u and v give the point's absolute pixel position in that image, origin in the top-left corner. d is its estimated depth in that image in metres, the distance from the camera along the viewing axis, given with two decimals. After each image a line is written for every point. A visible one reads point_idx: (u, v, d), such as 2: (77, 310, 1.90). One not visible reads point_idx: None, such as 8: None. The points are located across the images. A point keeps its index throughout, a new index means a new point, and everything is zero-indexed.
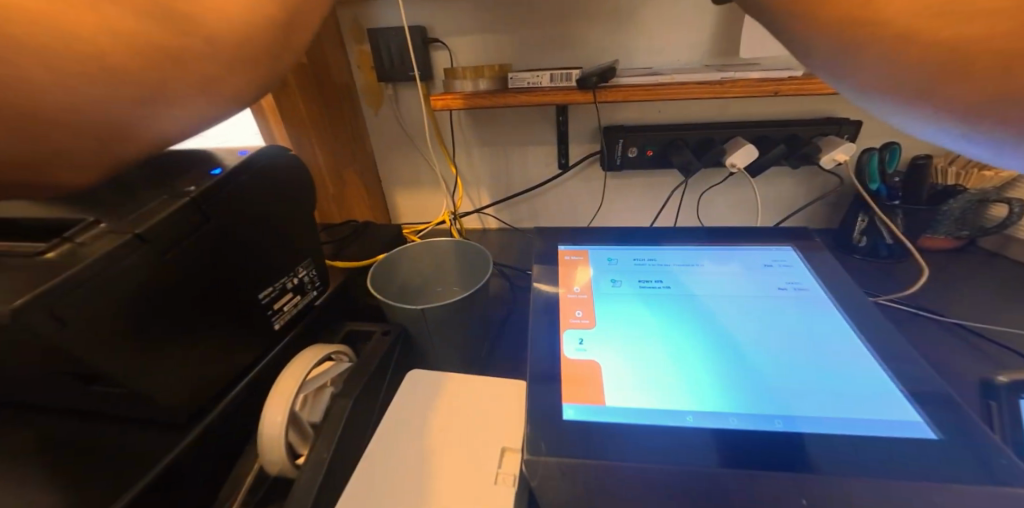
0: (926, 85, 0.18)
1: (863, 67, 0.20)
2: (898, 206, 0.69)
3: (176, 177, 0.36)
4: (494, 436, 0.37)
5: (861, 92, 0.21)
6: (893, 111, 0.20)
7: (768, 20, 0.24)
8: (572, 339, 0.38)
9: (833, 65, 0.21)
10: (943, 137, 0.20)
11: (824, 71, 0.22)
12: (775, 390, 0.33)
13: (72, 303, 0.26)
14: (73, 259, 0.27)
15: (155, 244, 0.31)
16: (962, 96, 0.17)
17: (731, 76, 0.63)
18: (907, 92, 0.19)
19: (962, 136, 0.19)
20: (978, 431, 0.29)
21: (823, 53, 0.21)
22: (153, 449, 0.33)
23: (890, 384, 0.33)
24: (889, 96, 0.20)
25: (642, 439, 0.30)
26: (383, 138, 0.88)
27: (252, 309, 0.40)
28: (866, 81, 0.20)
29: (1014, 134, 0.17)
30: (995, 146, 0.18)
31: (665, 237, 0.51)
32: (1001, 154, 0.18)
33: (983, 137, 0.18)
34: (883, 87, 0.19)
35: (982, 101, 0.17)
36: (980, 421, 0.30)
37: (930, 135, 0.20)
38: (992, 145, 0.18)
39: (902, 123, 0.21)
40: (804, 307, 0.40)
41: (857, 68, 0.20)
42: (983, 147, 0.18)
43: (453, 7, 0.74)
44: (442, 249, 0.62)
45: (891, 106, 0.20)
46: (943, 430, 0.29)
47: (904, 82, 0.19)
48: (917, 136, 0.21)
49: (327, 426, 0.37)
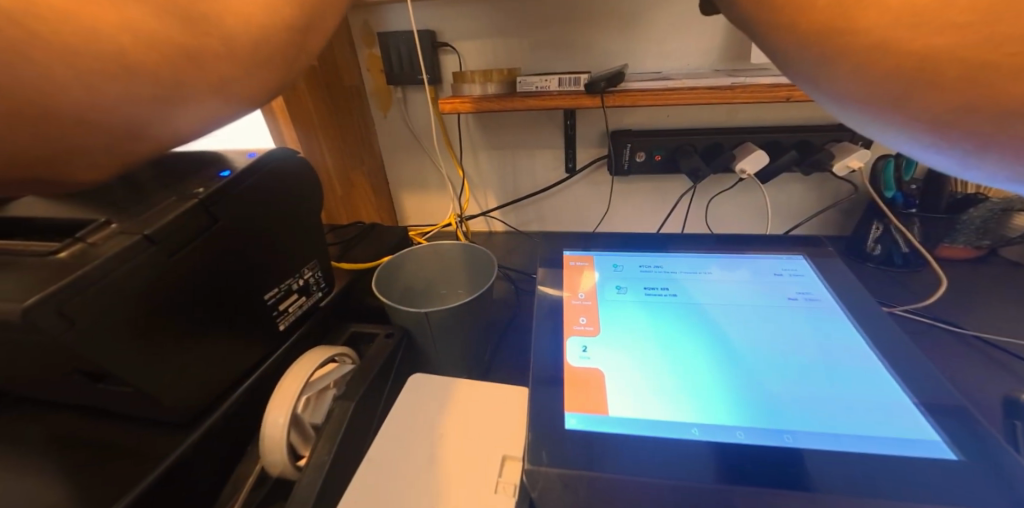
0: (899, 95, 0.18)
1: (840, 79, 0.20)
2: (915, 213, 0.67)
3: (187, 178, 0.37)
4: (496, 443, 0.36)
5: (837, 100, 0.22)
6: (865, 121, 0.21)
7: (756, 27, 0.25)
8: (576, 346, 0.38)
9: (814, 75, 0.22)
10: (913, 148, 0.20)
11: (806, 79, 0.23)
12: (783, 404, 0.32)
13: (82, 304, 0.26)
14: (89, 255, 0.27)
15: (165, 244, 0.31)
16: (933, 106, 0.18)
17: (743, 81, 0.62)
18: (881, 102, 0.19)
19: (934, 145, 0.19)
20: (999, 453, 0.28)
21: (805, 61, 0.22)
22: (158, 448, 0.33)
23: (906, 399, 0.32)
24: (864, 106, 0.20)
25: (647, 454, 0.29)
26: (392, 140, 0.88)
27: (258, 310, 0.40)
28: (842, 91, 0.21)
29: (975, 145, 0.17)
30: (958, 157, 0.19)
31: (672, 244, 0.50)
32: (964, 163, 0.19)
33: (952, 147, 0.18)
34: (859, 97, 0.20)
35: (947, 111, 0.17)
36: (1002, 442, 0.29)
37: (904, 145, 0.21)
38: (956, 155, 0.19)
39: (876, 134, 0.22)
40: (815, 317, 0.39)
41: (834, 79, 0.21)
42: (949, 157, 0.19)
43: (464, 12, 0.74)
44: (448, 251, 0.62)
45: (862, 117, 0.21)
46: (963, 452, 0.28)
47: (879, 94, 0.19)
48: (887, 144, 0.22)
49: (329, 428, 0.37)
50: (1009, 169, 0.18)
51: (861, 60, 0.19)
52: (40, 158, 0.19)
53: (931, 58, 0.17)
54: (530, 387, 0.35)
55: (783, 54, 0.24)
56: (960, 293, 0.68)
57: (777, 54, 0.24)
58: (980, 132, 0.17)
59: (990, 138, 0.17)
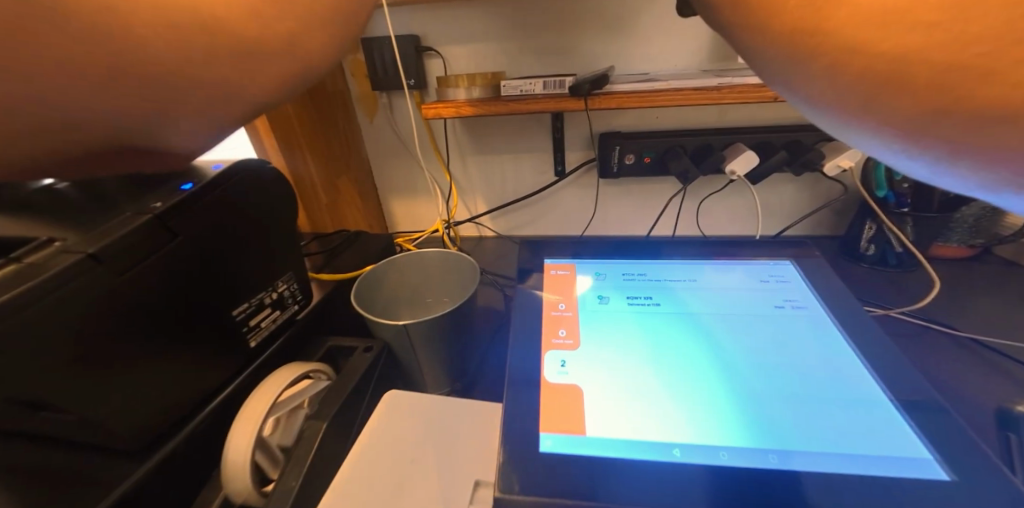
0: (868, 98, 0.17)
1: (810, 81, 0.19)
2: (907, 213, 0.66)
3: (150, 189, 0.35)
4: (468, 468, 0.35)
5: (809, 104, 0.20)
6: (838, 126, 0.19)
7: (731, 26, 0.23)
8: (554, 361, 0.36)
9: (785, 78, 0.20)
10: (886, 153, 0.19)
11: (778, 82, 0.22)
12: (772, 420, 0.30)
13: (11, 330, 0.24)
14: (28, 274, 0.26)
15: (112, 265, 0.29)
16: (900, 110, 0.16)
17: (730, 82, 0.61)
18: (850, 103, 0.18)
19: (904, 150, 0.17)
20: (993, 472, 0.27)
21: (776, 63, 0.20)
22: (107, 477, 0.31)
23: (896, 414, 0.30)
24: (834, 109, 0.19)
25: (628, 479, 0.28)
26: (378, 146, 0.87)
27: (226, 326, 0.39)
28: (812, 95, 0.19)
29: (948, 150, 0.16)
30: (931, 164, 0.17)
31: (658, 249, 0.49)
32: (939, 172, 0.17)
33: (923, 152, 0.17)
34: (828, 100, 0.18)
35: (919, 116, 0.16)
36: (996, 458, 0.28)
37: (877, 151, 0.19)
38: (926, 161, 0.17)
39: (853, 141, 0.20)
40: (803, 326, 0.38)
41: (803, 81, 0.19)
42: (921, 164, 0.18)
43: (448, 15, 0.73)
44: (432, 259, 0.60)
45: (833, 121, 0.20)
46: (955, 471, 0.27)
47: (848, 96, 0.18)
48: (866, 152, 0.20)
49: (298, 451, 0.35)
50: (982, 176, 0.16)
51: (831, 63, 0.17)
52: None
53: (898, 58, 0.16)
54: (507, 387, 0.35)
55: (756, 55, 0.22)
56: (955, 293, 0.67)
57: (751, 55, 0.23)
58: (953, 137, 0.16)
59: (964, 144, 0.16)
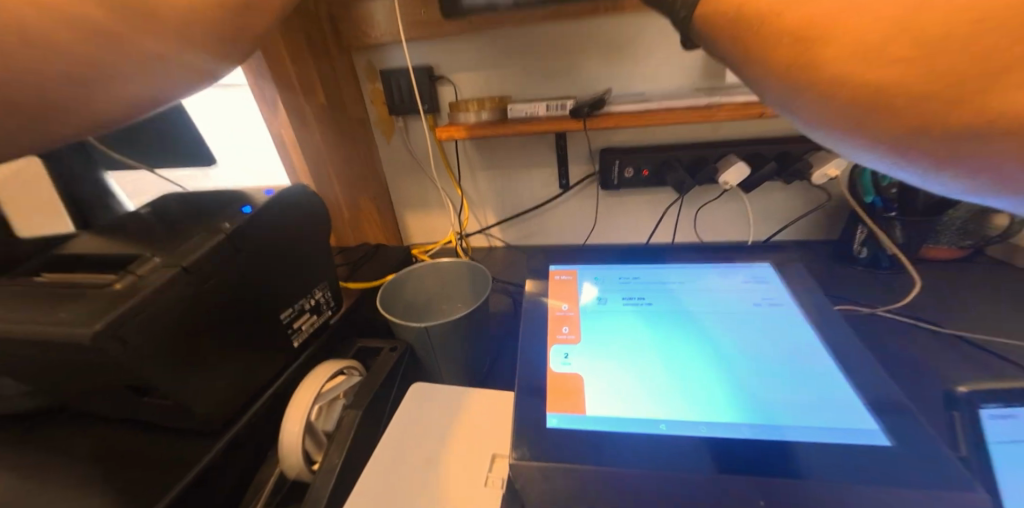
0: (861, 118, 0.20)
1: (810, 104, 0.22)
2: (895, 217, 0.70)
3: (214, 213, 0.42)
4: (487, 444, 0.40)
5: (808, 122, 0.23)
6: (836, 139, 0.22)
7: None
8: (558, 354, 0.42)
9: (787, 99, 0.23)
10: (883, 164, 0.22)
11: (775, 102, 0.25)
12: (744, 399, 0.35)
13: (135, 328, 0.30)
14: (141, 285, 0.32)
15: (198, 274, 0.35)
16: (888, 128, 0.19)
17: (718, 101, 0.66)
18: (845, 123, 0.21)
19: (897, 160, 0.20)
20: (929, 440, 0.31)
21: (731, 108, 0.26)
22: (190, 455, 0.37)
23: (850, 391, 0.35)
24: (831, 128, 0.22)
25: (618, 448, 0.32)
26: (394, 165, 0.94)
27: (276, 329, 0.45)
28: (810, 114, 0.22)
29: (934, 162, 0.19)
30: (921, 172, 0.20)
31: (651, 255, 0.54)
32: (928, 178, 0.20)
33: (912, 162, 0.20)
34: (827, 118, 0.21)
35: (904, 132, 0.19)
36: (930, 430, 0.32)
37: (871, 161, 0.22)
38: (918, 171, 0.20)
39: (845, 151, 0.23)
40: (777, 321, 0.43)
41: (803, 103, 0.22)
42: (912, 172, 0.21)
43: (459, 47, 0.79)
44: (448, 268, 0.66)
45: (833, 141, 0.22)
46: (895, 438, 0.31)
47: (845, 115, 0.21)
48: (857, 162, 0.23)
49: (339, 435, 0.41)
50: (967, 181, 0.19)
51: (828, 86, 0.20)
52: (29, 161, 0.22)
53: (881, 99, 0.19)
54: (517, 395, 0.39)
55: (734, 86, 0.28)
56: (942, 293, 0.71)
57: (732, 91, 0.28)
58: (936, 150, 0.19)
59: (945, 155, 0.18)
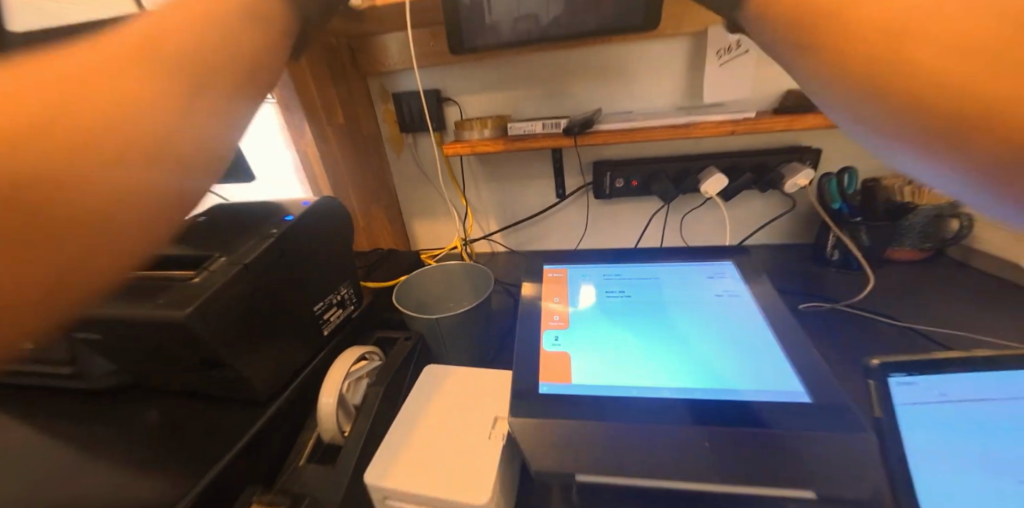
0: (951, 138, 0.23)
1: (900, 126, 0.25)
2: (860, 222, 0.79)
3: (262, 222, 0.50)
4: (492, 409, 0.44)
5: (892, 145, 0.27)
6: (913, 161, 0.26)
7: None
8: (550, 337, 0.49)
9: (871, 121, 0.27)
10: (950, 188, 0.25)
11: (852, 125, 0.29)
12: (700, 368, 0.42)
13: (215, 309, 0.39)
14: (216, 278, 0.41)
15: (256, 270, 0.44)
16: (979, 154, 0.22)
17: (695, 120, 0.75)
18: (933, 143, 0.24)
19: (972, 183, 0.24)
20: (841, 399, 0.38)
21: None
22: (243, 420, 0.45)
23: (785, 363, 0.42)
24: (915, 147, 0.25)
25: (595, 407, 0.39)
26: (404, 177, 1.02)
27: (310, 319, 0.53)
28: (898, 134, 0.26)
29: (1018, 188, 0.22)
30: (992, 197, 0.23)
31: (632, 256, 0.62)
32: (995, 204, 0.24)
33: (984, 185, 0.23)
34: (920, 137, 0.24)
35: (995, 156, 0.22)
36: (845, 394, 0.39)
37: (939, 184, 0.26)
38: (989, 193, 0.23)
39: (917, 172, 0.27)
40: (733, 308, 0.50)
41: (891, 125, 0.26)
42: (984, 197, 0.24)
43: (464, 73, 0.88)
44: (454, 269, 0.74)
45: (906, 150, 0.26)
46: (815, 396, 0.38)
47: (935, 135, 0.24)
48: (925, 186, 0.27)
49: (366, 406, 0.48)
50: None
51: (921, 107, 0.24)
52: (114, 279, 0.25)
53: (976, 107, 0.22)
54: (516, 367, 0.46)
55: None
56: (903, 291, 0.78)
57: None
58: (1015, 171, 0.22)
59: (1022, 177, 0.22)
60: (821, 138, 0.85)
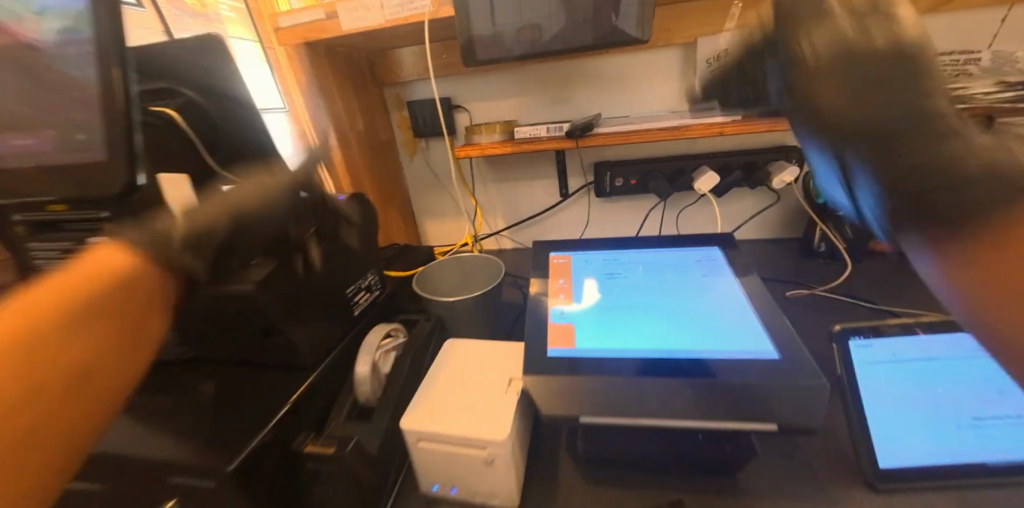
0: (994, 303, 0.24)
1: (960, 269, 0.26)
2: (843, 217, 0.84)
3: (303, 215, 0.58)
4: (506, 370, 0.49)
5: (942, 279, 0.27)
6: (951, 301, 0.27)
7: None
8: (556, 310, 0.55)
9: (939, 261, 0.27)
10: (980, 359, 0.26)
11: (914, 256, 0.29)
12: (684, 332, 0.48)
13: (276, 282, 0.47)
14: (275, 258, 0.49)
15: (304, 253, 0.52)
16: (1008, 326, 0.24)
17: (686, 122, 0.81)
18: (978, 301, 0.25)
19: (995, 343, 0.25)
20: (800, 351, 0.43)
21: None
22: (286, 380, 0.50)
23: (759, 326, 0.48)
24: (960, 294, 0.26)
25: (596, 364, 0.45)
26: (417, 179, 1.09)
27: (343, 300, 0.59)
28: (954, 286, 0.26)
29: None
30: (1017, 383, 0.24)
31: (628, 244, 0.68)
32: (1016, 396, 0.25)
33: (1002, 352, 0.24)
34: (971, 291, 0.25)
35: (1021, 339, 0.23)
36: (804, 349, 0.43)
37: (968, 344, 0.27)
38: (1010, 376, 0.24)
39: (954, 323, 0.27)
40: (717, 285, 0.57)
41: (952, 259, 0.26)
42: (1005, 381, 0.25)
43: (474, 83, 0.96)
44: (469, 261, 0.81)
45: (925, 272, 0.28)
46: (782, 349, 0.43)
47: (981, 298, 0.25)
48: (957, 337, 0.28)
49: (395, 374, 0.54)
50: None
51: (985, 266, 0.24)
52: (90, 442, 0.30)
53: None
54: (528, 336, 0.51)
55: None
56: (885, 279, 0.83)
57: None
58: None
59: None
60: None
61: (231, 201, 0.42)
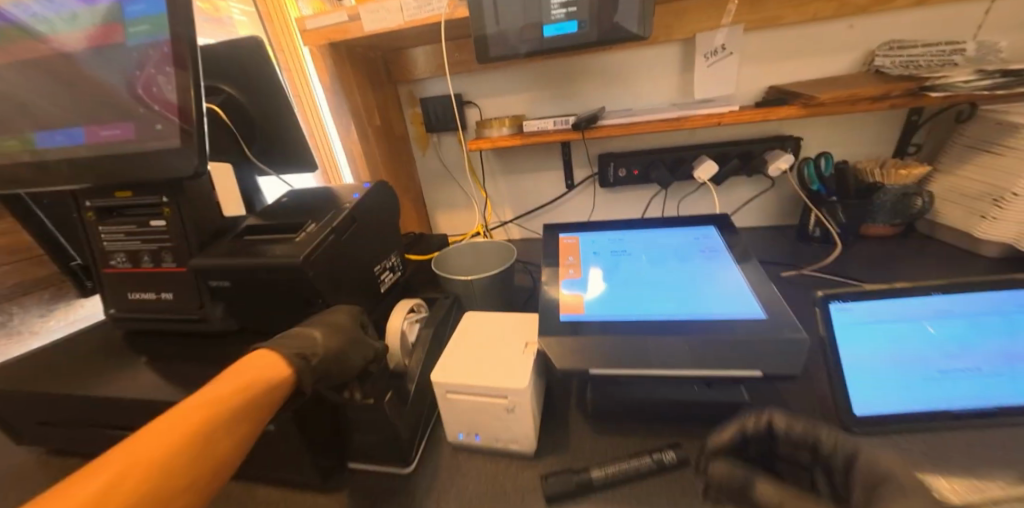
0: None
1: None
2: (835, 201, 0.89)
3: (335, 201, 0.65)
4: (523, 335, 0.55)
5: None
6: None
7: None
8: (568, 284, 0.61)
9: None
10: None
11: None
12: (681, 299, 0.54)
13: (318, 256, 0.54)
14: (314, 236, 0.55)
15: (338, 231, 0.58)
16: None
17: (685, 114, 0.86)
18: None
19: None
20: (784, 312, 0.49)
21: None
22: None
23: (747, 293, 0.54)
24: None
25: (604, 326, 0.51)
26: (430, 172, 1.15)
27: (369, 277, 0.65)
28: None
29: None
30: None
31: (632, 225, 0.74)
32: None
33: None
34: None
35: None
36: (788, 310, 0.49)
37: None
38: None
39: None
40: (712, 260, 0.63)
41: None
42: None
43: (484, 79, 1.01)
44: (482, 246, 0.86)
45: None
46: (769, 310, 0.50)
47: None
48: None
49: (421, 343, 0.59)
50: None
51: None
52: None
53: None
54: (541, 306, 0.57)
55: None
56: (876, 259, 0.87)
57: None
58: None
59: None
60: (800, 127, 0.96)
61: (334, 346, 0.48)
